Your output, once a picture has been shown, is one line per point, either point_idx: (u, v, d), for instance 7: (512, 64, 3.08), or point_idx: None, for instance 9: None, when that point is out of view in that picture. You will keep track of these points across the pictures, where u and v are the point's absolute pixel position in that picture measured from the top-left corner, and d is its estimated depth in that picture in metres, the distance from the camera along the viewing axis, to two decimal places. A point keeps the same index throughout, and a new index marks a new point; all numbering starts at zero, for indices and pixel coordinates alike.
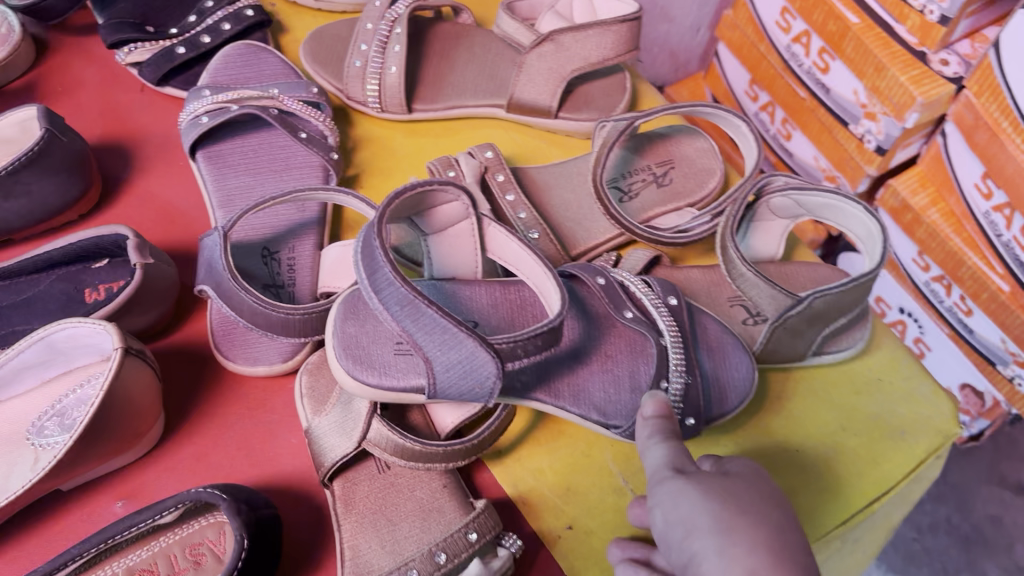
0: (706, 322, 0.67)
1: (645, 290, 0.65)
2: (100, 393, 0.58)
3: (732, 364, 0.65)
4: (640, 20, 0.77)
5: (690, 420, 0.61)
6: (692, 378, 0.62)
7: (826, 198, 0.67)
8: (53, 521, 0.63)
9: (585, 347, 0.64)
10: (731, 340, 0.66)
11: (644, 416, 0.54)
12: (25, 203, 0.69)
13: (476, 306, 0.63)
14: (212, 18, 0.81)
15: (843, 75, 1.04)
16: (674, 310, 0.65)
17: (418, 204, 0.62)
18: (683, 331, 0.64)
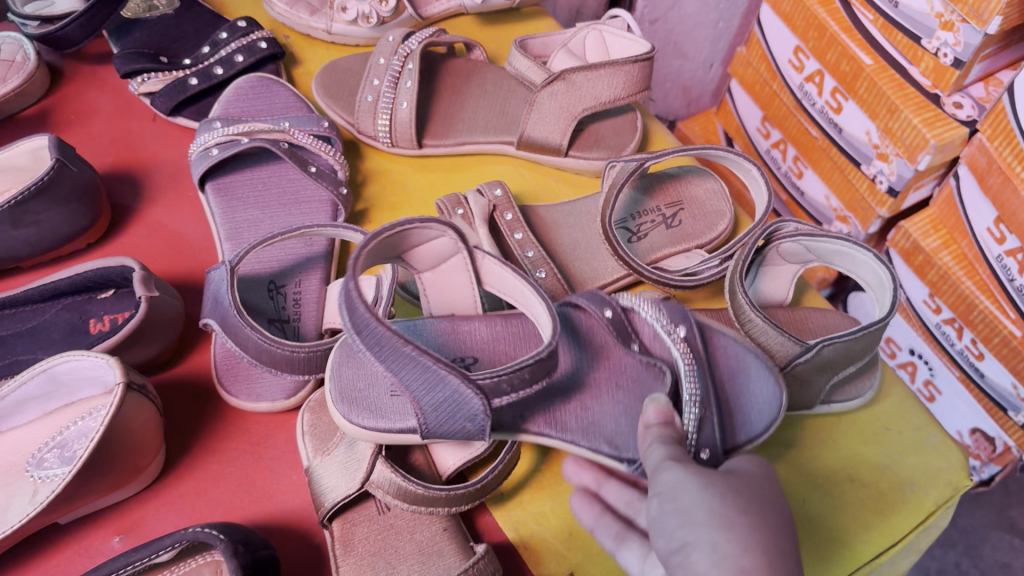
0: (722, 350, 0.64)
1: (655, 318, 0.62)
2: (101, 427, 0.58)
3: (754, 391, 0.62)
4: (652, 61, 0.77)
5: (707, 452, 0.57)
6: (708, 408, 0.58)
7: (836, 244, 0.66)
8: (51, 552, 0.63)
9: (591, 382, 0.63)
10: (752, 367, 0.63)
11: (646, 423, 0.56)
12: (34, 231, 0.69)
13: (476, 341, 0.63)
14: (226, 49, 0.81)
15: (855, 115, 1.04)
16: (687, 338, 0.61)
17: (404, 246, 0.60)
18: (696, 359, 0.60)
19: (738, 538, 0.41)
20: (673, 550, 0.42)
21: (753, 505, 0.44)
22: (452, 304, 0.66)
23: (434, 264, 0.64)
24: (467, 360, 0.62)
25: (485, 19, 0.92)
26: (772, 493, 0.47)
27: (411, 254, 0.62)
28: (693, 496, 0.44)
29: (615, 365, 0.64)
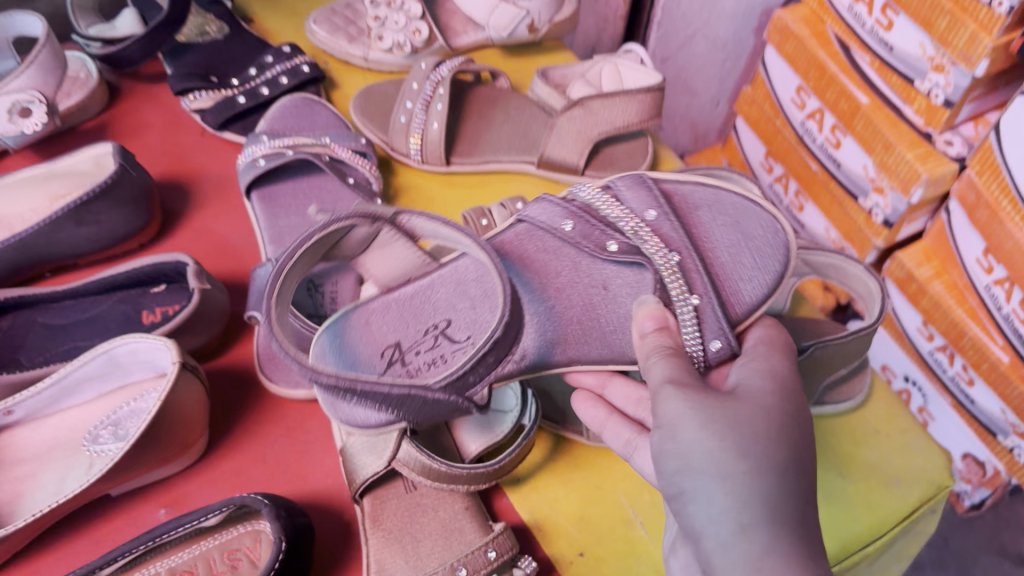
0: (709, 209, 0.65)
1: (621, 211, 0.65)
2: (158, 402, 0.64)
3: (755, 235, 0.63)
4: (663, 91, 0.83)
5: (718, 344, 0.59)
6: (702, 298, 0.60)
7: (831, 258, 0.73)
8: (102, 520, 0.68)
9: (585, 294, 0.65)
10: (745, 220, 0.64)
11: (644, 333, 0.57)
12: (94, 230, 0.76)
13: (444, 304, 0.69)
14: (271, 72, 0.88)
15: (853, 150, 1.10)
16: (655, 222, 0.63)
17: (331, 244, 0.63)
18: (677, 242, 0.62)
19: (739, 464, 0.46)
20: (672, 494, 0.48)
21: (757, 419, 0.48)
22: (398, 265, 0.72)
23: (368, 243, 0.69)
24: (441, 324, 0.69)
25: (509, 51, 0.99)
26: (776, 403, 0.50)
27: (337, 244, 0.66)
28: (694, 420, 0.48)
29: (606, 268, 0.66)
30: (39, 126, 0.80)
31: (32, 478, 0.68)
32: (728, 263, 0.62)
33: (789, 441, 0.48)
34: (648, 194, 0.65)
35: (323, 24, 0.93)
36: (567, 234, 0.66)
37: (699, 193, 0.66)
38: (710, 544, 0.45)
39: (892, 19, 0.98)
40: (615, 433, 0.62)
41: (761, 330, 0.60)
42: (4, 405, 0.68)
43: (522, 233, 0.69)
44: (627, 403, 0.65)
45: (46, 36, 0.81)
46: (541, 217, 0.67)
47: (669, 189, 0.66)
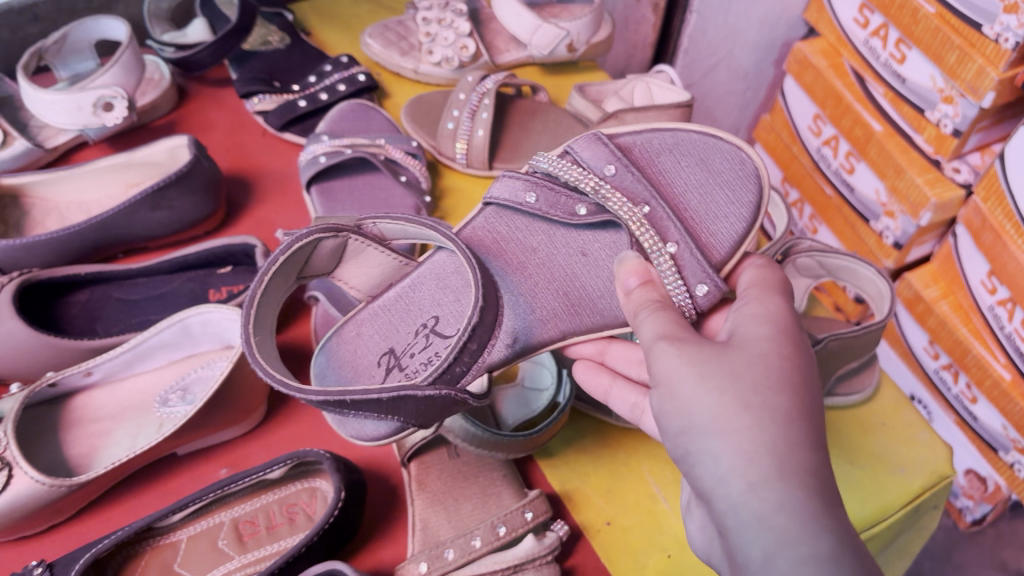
0: (669, 154, 0.68)
1: (579, 172, 0.67)
2: (229, 367, 0.70)
3: (724, 175, 0.66)
4: (691, 108, 0.90)
5: (705, 287, 0.62)
6: (679, 246, 0.63)
7: (845, 261, 0.79)
8: (167, 477, 0.74)
9: (565, 264, 0.70)
10: (710, 161, 0.67)
11: (631, 291, 0.60)
12: (167, 215, 0.83)
13: (430, 303, 0.71)
14: (329, 79, 0.96)
15: (866, 176, 1.17)
16: (617, 177, 0.66)
17: (302, 262, 0.63)
18: (641, 194, 0.65)
19: (743, 418, 0.45)
20: None
21: (758, 372, 0.48)
22: (376, 273, 0.73)
23: (342, 259, 0.69)
24: (430, 323, 0.69)
25: (548, 69, 1.07)
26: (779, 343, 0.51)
27: (308, 264, 0.66)
28: (690, 376, 0.49)
29: (582, 235, 0.71)
30: (118, 120, 0.89)
31: (108, 434, 0.74)
32: (698, 206, 0.66)
33: (792, 388, 0.47)
34: (604, 151, 0.67)
35: (378, 39, 1.01)
36: (533, 205, 0.69)
37: (655, 141, 0.69)
38: (720, 503, 0.44)
39: (905, 53, 1.05)
40: (620, 397, 0.67)
41: (750, 266, 0.61)
42: (84, 365, 0.74)
43: (490, 215, 0.73)
44: (630, 365, 0.71)
45: (128, 39, 0.90)
46: (505, 193, 0.71)
47: (625, 142, 0.69)
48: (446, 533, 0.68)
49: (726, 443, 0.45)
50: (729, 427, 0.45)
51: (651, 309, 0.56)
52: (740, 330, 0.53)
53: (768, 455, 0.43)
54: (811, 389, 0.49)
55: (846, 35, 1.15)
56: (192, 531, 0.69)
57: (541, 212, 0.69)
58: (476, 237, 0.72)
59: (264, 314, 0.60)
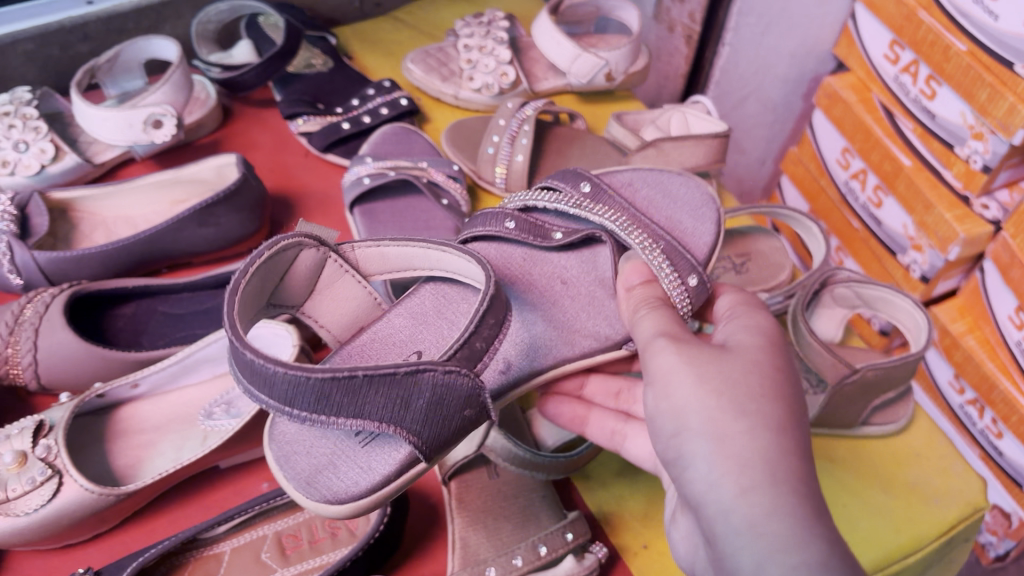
0: (637, 182, 0.75)
1: (555, 196, 0.72)
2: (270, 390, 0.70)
3: (685, 200, 0.73)
4: (728, 138, 0.92)
5: (694, 279, 0.65)
6: (665, 244, 0.67)
7: (882, 292, 0.80)
8: (211, 489, 0.75)
9: (548, 289, 0.71)
10: (669, 188, 0.74)
11: (632, 286, 0.63)
12: (214, 231, 0.84)
13: (409, 338, 0.68)
14: (372, 103, 0.98)
15: (894, 210, 1.15)
16: (594, 192, 0.71)
17: (278, 278, 0.59)
18: (617, 204, 0.70)
19: (737, 423, 0.46)
20: None
21: (751, 377, 0.49)
22: (348, 310, 0.68)
23: (315, 291, 0.64)
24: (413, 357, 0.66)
25: (585, 98, 1.09)
26: (772, 348, 0.52)
27: (280, 293, 0.61)
28: (688, 376, 0.49)
29: (559, 264, 0.73)
30: (168, 137, 0.90)
31: (153, 445, 0.75)
32: (671, 217, 0.72)
33: (784, 396, 0.49)
34: (578, 174, 0.73)
35: (419, 65, 1.04)
36: (513, 229, 0.72)
37: (622, 174, 0.76)
38: (711, 509, 0.45)
39: (936, 89, 1.02)
40: (598, 424, 0.70)
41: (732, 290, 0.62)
42: (131, 377, 0.75)
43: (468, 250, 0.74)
44: (607, 395, 0.73)
45: (179, 59, 0.92)
46: (483, 219, 0.73)
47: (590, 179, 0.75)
48: (486, 553, 0.68)
49: (719, 449, 0.46)
50: (725, 432, 0.46)
51: (649, 304, 0.59)
52: (731, 337, 0.54)
53: (761, 462, 0.44)
54: (801, 399, 0.50)
55: (875, 69, 1.13)
56: (236, 543, 0.70)
57: (521, 236, 0.72)
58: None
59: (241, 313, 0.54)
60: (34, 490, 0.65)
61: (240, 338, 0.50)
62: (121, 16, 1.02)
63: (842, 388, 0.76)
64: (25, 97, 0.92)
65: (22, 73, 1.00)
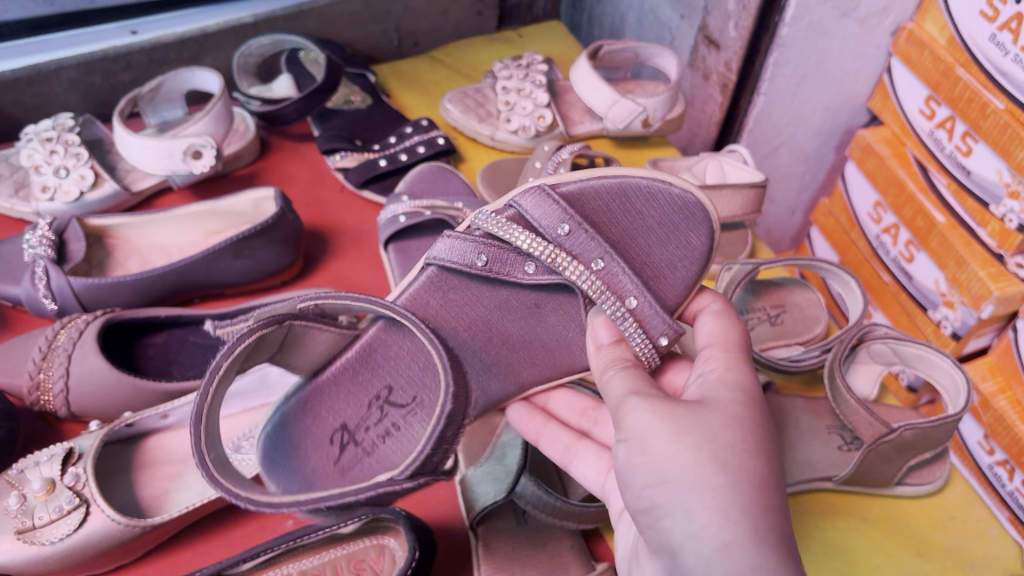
0: (618, 206, 0.65)
1: (530, 236, 0.64)
2: None
3: (673, 227, 0.65)
4: (765, 188, 0.92)
5: (665, 338, 0.61)
6: (638, 300, 0.62)
7: (920, 350, 0.79)
8: (235, 525, 0.75)
9: (519, 317, 0.70)
10: (654, 209, 0.65)
11: (600, 344, 0.60)
12: (248, 264, 0.84)
13: (378, 372, 0.71)
14: (409, 141, 0.99)
15: (926, 265, 1.08)
16: (569, 238, 0.63)
17: (243, 356, 0.58)
18: (594, 251, 0.63)
19: (717, 476, 0.44)
20: None
21: (733, 432, 0.47)
22: (321, 350, 0.68)
23: (281, 346, 0.64)
24: (382, 393, 0.70)
25: (621, 142, 1.09)
26: (755, 410, 0.50)
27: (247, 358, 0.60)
28: (665, 433, 0.47)
29: (535, 293, 0.70)
30: (206, 168, 0.91)
31: (179, 477, 0.74)
32: (651, 254, 0.65)
33: (768, 451, 0.47)
34: (551, 206, 0.63)
35: (457, 104, 1.05)
36: (484, 266, 0.67)
37: (602, 193, 0.65)
38: (689, 560, 0.42)
39: (972, 146, 0.97)
40: (554, 439, 0.66)
41: (710, 315, 0.61)
42: (161, 408, 0.74)
43: (434, 275, 0.69)
44: (571, 412, 0.72)
45: (221, 91, 0.93)
46: (451, 255, 0.67)
47: (568, 191, 0.64)
48: None
49: (701, 501, 0.44)
50: (706, 484, 0.44)
51: (619, 365, 0.56)
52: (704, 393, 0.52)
53: (743, 515, 0.42)
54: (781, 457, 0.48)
55: (910, 124, 1.09)
56: None
57: (492, 271, 0.67)
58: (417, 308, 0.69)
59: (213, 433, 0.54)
60: (61, 519, 0.65)
61: (223, 483, 0.50)
62: (164, 46, 1.03)
63: (881, 448, 0.75)
64: (68, 123, 0.93)
65: (64, 99, 1.01)
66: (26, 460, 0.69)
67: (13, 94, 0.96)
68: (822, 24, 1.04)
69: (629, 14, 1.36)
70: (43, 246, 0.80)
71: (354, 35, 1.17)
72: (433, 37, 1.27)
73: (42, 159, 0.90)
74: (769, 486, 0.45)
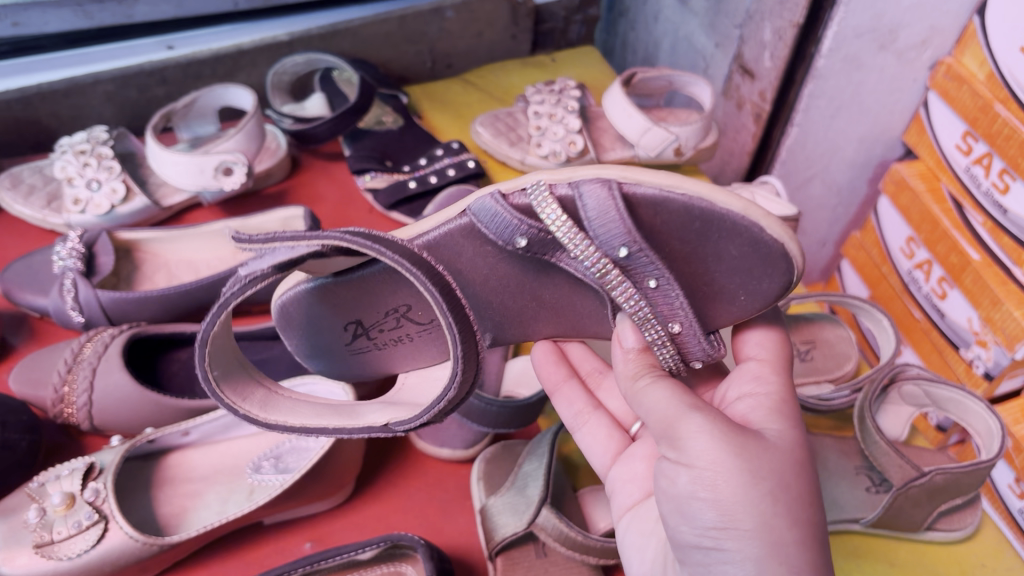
0: (697, 229, 0.51)
1: (580, 239, 0.52)
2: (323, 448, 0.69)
3: (752, 256, 0.52)
4: (796, 221, 0.91)
5: (699, 361, 0.58)
6: (682, 325, 0.56)
7: (952, 394, 0.78)
8: (252, 547, 0.74)
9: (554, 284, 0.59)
10: (743, 241, 0.51)
11: (626, 349, 0.57)
12: None
13: (398, 294, 0.61)
14: (440, 164, 0.99)
15: (959, 303, 1.05)
16: (624, 256, 0.53)
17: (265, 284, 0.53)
18: (651, 272, 0.53)
19: (773, 521, 0.44)
20: None
21: (798, 483, 0.46)
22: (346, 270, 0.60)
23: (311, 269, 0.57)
24: (401, 309, 0.62)
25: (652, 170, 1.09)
26: (796, 447, 0.49)
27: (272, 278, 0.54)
28: (709, 471, 0.46)
29: None
30: (236, 184, 0.91)
31: (199, 496, 0.74)
32: (720, 280, 0.54)
33: (806, 496, 0.46)
34: (616, 222, 0.50)
35: (488, 128, 1.05)
36: (522, 248, 0.54)
37: (682, 214, 0.50)
38: None
39: (1010, 183, 0.94)
40: (568, 400, 0.69)
41: (761, 335, 0.59)
42: (182, 425, 0.74)
43: (464, 230, 0.55)
44: (582, 365, 0.75)
45: (254, 109, 0.93)
46: (488, 224, 0.53)
47: (641, 199, 0.50)
48: None
49: (771, 558, 0.43)
50: (779, 541, 0.44)
51: (653, 377, 0.54)
52: (763, 428, 0.50)
53: None
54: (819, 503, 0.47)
55: (947, 160, 1.06)
56: None
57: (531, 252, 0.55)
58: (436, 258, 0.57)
59: (219, 342, 0.57)
60: (79, 533, 0.65)
61: (225, 400, 0.56)
62: (199, 62, 1.03)
63: (910, 491, 0.73)
64: (102, 137, 0.93)
65: (99, 112, 1.02)
66: (48, 474, 0.69)
67: (50, 105, 0.98)
68: (859, 56, 1.03)
69: (663, 40, 1.35)
70: (73, 259, 0.81)
71: (388, 55, 1.17)
72: (466, 60, 1.27)
73: (76, 171, 0.91)
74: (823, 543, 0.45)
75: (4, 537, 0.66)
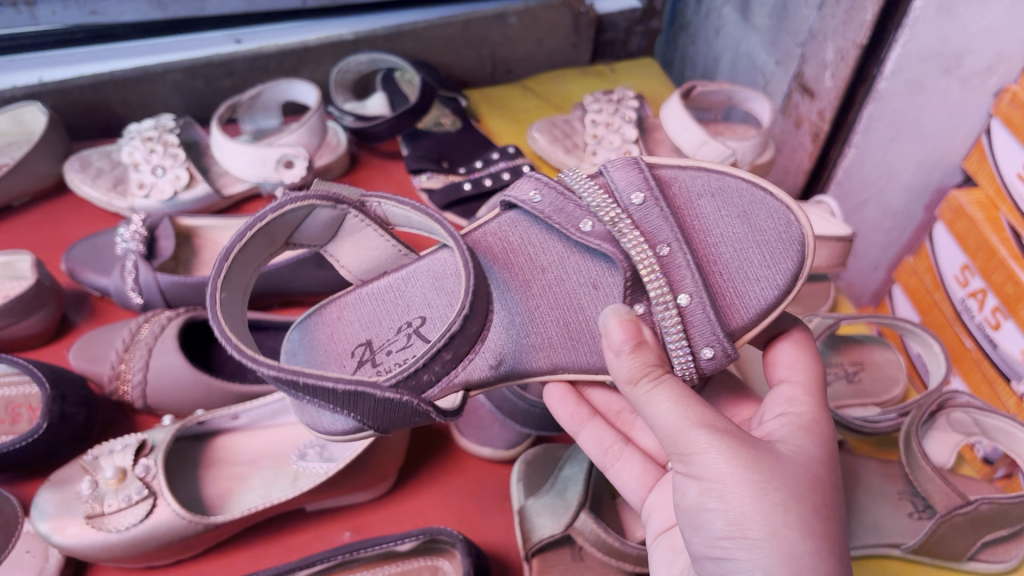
0: (709, 198, 0.61)
1: (603, 199, 0.61)
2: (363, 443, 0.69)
3: (762, 228, 0.59)
4: (852, 243, 0.90)
5: (710, 351, 0.57)
6: (690, 298, 0.58)
7: (1002, 423, 0.77)
8: (293, 532, 0.76)
9: (572, 291, 0.64)
10: (753, 213, 0.60)
11: (616, 347, 0.52)
12: (329, 274, 0.87)
13: (420, 302, 0.67)
14: (495, 167, 1.00)
15: (1013, 334, 1.03)
16: (637, 208, 0.60)
17: (291, 228, 0.61)
18: (664, 234, 0.59)
19: (804, 543, 0.44)
20: None
21: (819, 497, 0.47)
22: (372, 256, 0.69)
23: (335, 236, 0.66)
24: (415, 322, 0.66)
25: None
26: (825, 467, 0.49)
27: (299, 233, 0.63)
28: (745, 484, 0.46)
29: (598, 264, 0.64)
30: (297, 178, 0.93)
31: (244, 479, 0.76)
32: (731, 260, 0.59)
33: (832, 517, 0.46)
34: (636, 176, 0.61)
35: (544, 134, 1.07)
36: (542, 207, 0.63)
37: (698, 183, 0.62)
38: None
39: None
40: (595, 436, 0.68)
41: (788, 346, 0.60)
42: (232, 409, 0.75)
43: (507, 226, 0.67)
44: (608, 410, 0.73)
45: (318, 105, 0.95)
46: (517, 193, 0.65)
47: (663, 176, 0.63)
48: None
49: (783, 566, 0.44)
50: (791, 551, 0.44)
51: (655, 379, 0.51)
52: (781, 442, 0.50)
53: None
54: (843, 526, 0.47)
55: (1007, 189, 1.03)
56: None
57: (548, 218, 0.63)
58: (485, 241, 0.67)
59: (236, 272, 0.58)
60: (129, 508, 0.66)
61: (220, 324, 0.53)
62: (266, 57, 1.05)
63: (952, 518, 0.73)
64: (169, 125, 0.96)
65: (168, 101, 1.05)
66: (102, 448, 0.71)
67: (120, 92, 1.01)
68: (921, 80, 1.01)
69: (723, 56, 1.35)
70: (135, 241, 0.83)
71: (449, 59, 1.19)
72: (526, 66, 1.28)
73: (142, 157, 0.93)
74: (841, 553, 0.45)
75: (57, 506, 0.68)
